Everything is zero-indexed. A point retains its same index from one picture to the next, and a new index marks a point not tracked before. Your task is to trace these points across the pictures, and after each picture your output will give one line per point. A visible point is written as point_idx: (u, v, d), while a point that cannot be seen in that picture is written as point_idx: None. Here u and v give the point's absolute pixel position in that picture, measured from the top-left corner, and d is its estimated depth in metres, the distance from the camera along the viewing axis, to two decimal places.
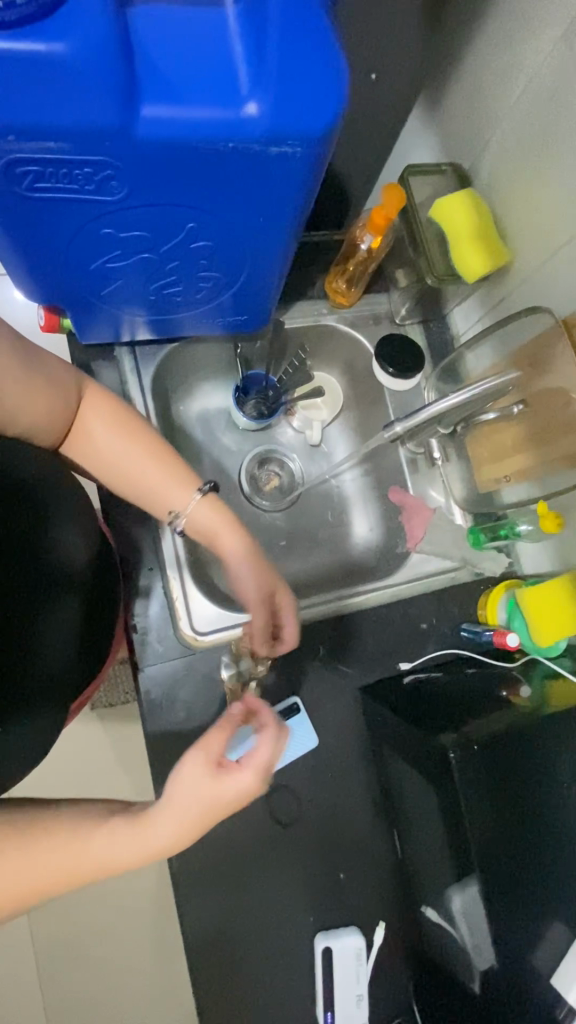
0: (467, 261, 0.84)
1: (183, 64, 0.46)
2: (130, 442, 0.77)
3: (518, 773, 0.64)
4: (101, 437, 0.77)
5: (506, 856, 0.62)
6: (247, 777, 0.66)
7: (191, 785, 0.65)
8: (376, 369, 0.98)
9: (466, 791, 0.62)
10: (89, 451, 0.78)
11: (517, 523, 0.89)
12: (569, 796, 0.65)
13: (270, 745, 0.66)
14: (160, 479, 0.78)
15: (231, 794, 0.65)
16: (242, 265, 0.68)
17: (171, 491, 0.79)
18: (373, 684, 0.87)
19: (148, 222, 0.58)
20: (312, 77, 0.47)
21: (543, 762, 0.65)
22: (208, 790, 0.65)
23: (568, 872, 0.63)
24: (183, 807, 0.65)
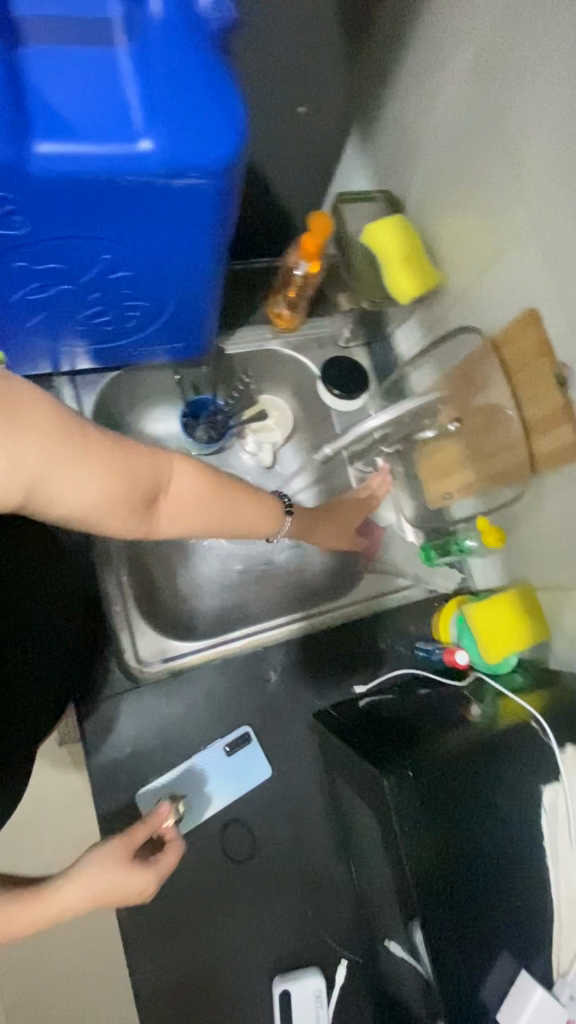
0: (401, 283, 0.85)
1: (75, 101, 0.47)
2: (216, 494, 0.68)
3: (458, 796, 0.62)
4: (183, 490, 0.65)
5: (445, 875, 0.60)
6: (147, 886, 0.69)
7: (104, 870, 0.68)
8: (322, 390, 0.98)
9: (397, 809, 0.61)
10: (171, 515, 0.66)
11: (467, 539, 0.89)
12: (509, 817, 0.63)
13: (173, 854, 0.71)
14: (251, 512, 0.73)
15: (128, 890, 0.68)
16: (169, 294, 0.68)
17: (262, 518, 0.76)
18: (326, 709, 0.85)
19: (62, 254, 0.58)
20: (207, 116, 0.49)
21: (484, 783, 0.63)
22: (114, 881, 0.67)
23: (511, 901, 0.61)
24: (89, 883, 0.66)
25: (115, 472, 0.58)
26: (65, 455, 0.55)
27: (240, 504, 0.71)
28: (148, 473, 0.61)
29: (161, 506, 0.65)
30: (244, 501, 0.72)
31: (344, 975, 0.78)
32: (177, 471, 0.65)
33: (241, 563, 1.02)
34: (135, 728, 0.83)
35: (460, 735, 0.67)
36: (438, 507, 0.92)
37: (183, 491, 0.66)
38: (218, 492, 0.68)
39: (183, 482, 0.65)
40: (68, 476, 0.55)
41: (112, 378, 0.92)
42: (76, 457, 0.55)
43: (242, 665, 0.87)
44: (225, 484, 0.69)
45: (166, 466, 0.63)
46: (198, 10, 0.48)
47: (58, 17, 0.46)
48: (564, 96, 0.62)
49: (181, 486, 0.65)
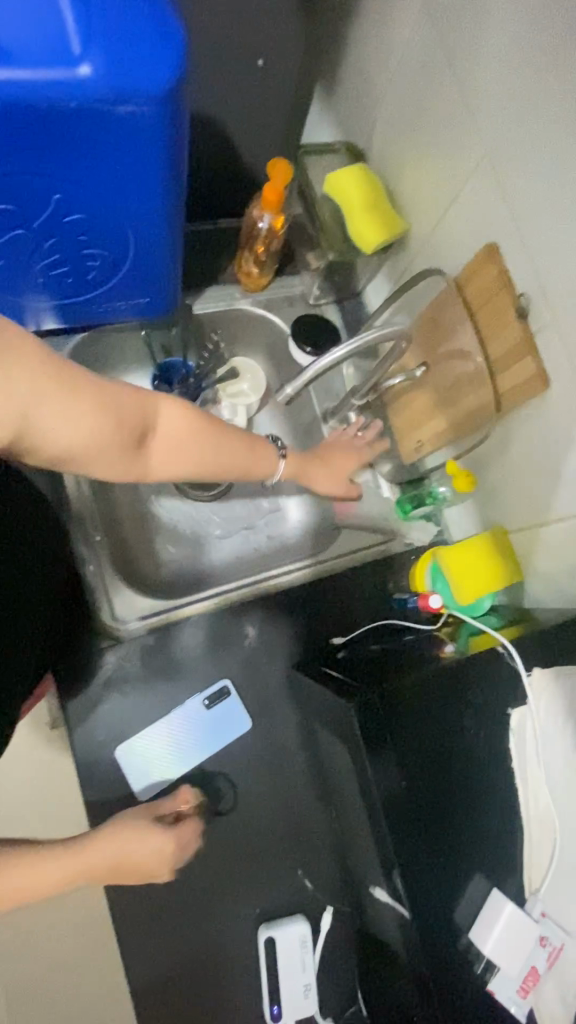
0: (363, 232, 0.85)
1: (11, 24, 0.46)
2: (206, 433, 0.68)
3: (424, 722, 0.63)
4: (173, 424, 0.65)
5: (415, 798, 0.61)
6: (168, 846, 0.73)
7: (130, 832, 0.73)
8: (293, 349, 0.98)
9: (364, 737, 0.62)
10: (165, 455, 0.66)
11: (437, 488, 0.92)
12: (477, 740, 0.64)
13: (192, 824, 0.76)
14: (248, 460, 0.74)
15: (151, 852, 0.72)
16: (128, 241, 0.68)
17: (259, 462, 0.76)
18: (305, 661, 0.85)
19: (12, 194, 0.58)
20: (145, 38, 0.49)
21: (450, 710, 0.64)
22: (134, 842, 0.72)
23: (483, 821, 0.62)
24: (117, 845, 0.72)
25: (105, 411, 0.59)
26: (52, 394, 0.55)
27: (229, 444, 0.71)
28: (137, 412, 0.62)
29: (151, 444, 0.65)
30: (236, 444, 0.72)
31: (329, 921, 0.79)
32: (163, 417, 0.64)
33: (219, 527, 1.02)
34: (113, 686, 0.82)
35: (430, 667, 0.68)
36: (412, 460, 0.92)
37: (172, 429, 0.66)
38: (210, 435, 0.68)
39: (172, 420, 0.65)
40: (59, 411, 0.55)
41: (81, 340, 0.92)
42: (66, 397, 0.56)
43: (219, 623, 0.86)
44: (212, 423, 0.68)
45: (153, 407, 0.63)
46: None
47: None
48: (514, 24, 0.62)
49: (169, 425, 0.65)
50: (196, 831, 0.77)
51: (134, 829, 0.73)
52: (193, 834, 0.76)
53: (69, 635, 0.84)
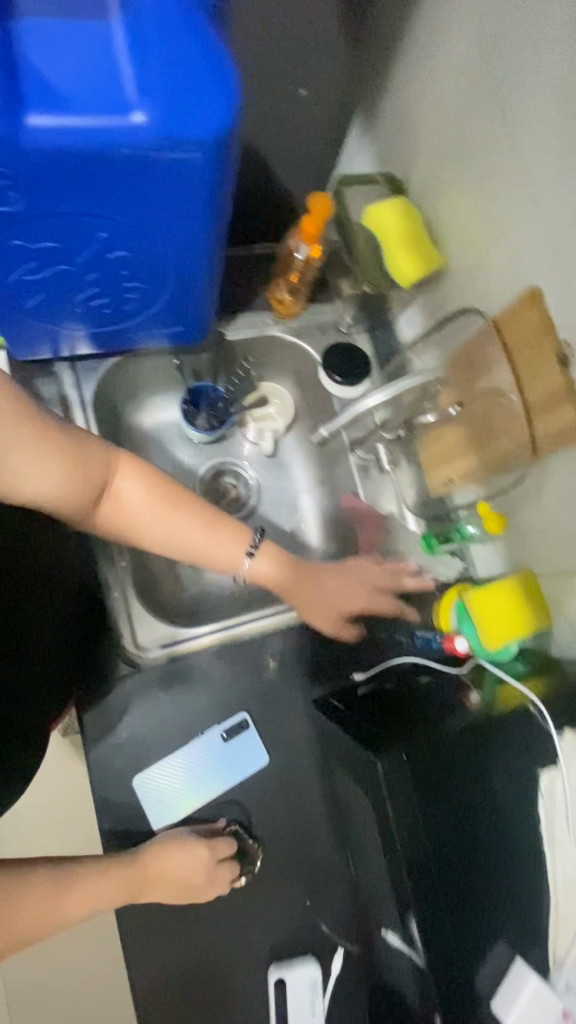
0: (401, 266, 0.84)
1: (68, 71, 0.46)
2: (172, 509, 0.78)
3: (452, 779, 0.62)
4: (130, 496, 0.77)
5: (439, 858, 0.59)
6: (202, 855, 0.76)
7: (166, 850, 0.76)
8: (323, 377, 0.98)
9: (389, 790, 0.60)
10: (121, 516, 0.78)
11: (466, 525, 0.89)
12: (502, 799, 0.63)
13: (226, 841, 0.78)
14: (211, 542, 0.81)
15: (185, 867, 0.75)
16: (167, 276, 0.68)
17: (221, 545, 0.82)
18: (325, 698, 0.84)
19: (58, 232, 0.58)
20: (201, 85, 0.48)
21: (474, 766, 0.63)
22: (172, 861, 0.75)
23: (507, 884, 0.60)
24: (157, 869, 0.75)
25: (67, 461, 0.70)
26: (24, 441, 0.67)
27: (190, 515, 0.79)
28: (97, 468, 0.73)
29: (105, 499, 0.76)
30: (192, 526, 0.80)
31: (340, 963, 0.78)
32: (126, 473, 0.76)
33: None
34: (133, 709, 0.82)
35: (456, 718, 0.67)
36: (440, 495, 0.91)
37: (128, 492, 0.77)
38: (168, 501, 0.78)
39: (129, 486, 0.77)
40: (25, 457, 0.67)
41: (113, 365, 0.93)
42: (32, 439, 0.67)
43: (238, 652, 0.86)
44: (172, 493, 0.79)
45: (115, 461, 0.76)
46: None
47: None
48: (566, 66, 0.61)
49: (129, 494, 0.77)
50: (231, 846, 0.78)
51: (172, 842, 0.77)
52: (230, 846, 0.78)
53: (92, 661, 0.84)
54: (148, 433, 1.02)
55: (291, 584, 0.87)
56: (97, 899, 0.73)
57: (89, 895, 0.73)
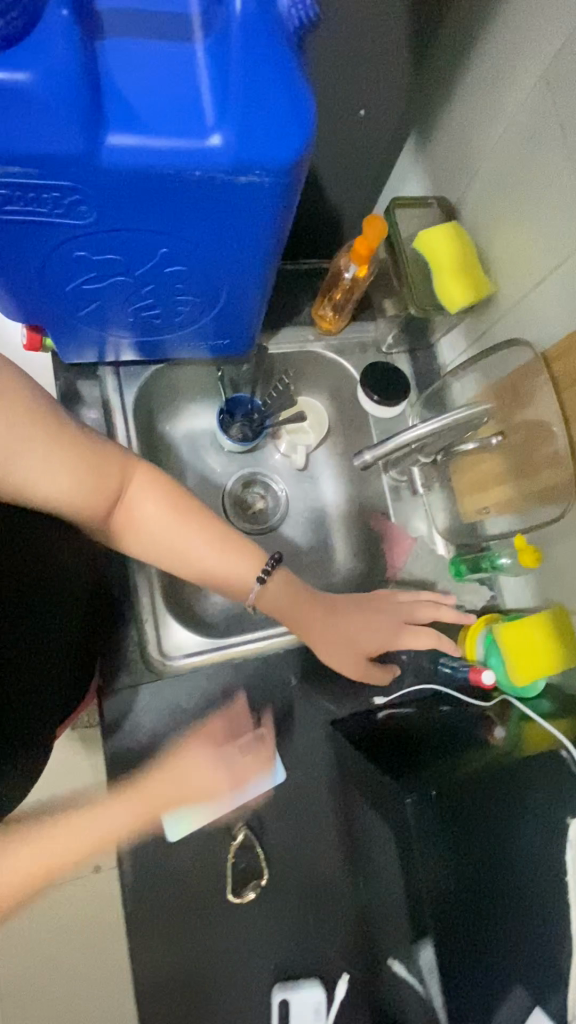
0: (451, 294, 0.84)
1: (149, 95, 0.47)
2: (184, 521, 0.77)
3: (481, 823, 0.62)
4: (147, 510, 0.76)
5: (459, 894, 0.60)
6: (225, 779, 0.76)
7: (197, 770, 0.75)
8: (361, 396, 0.98)
9: (416, 830, 0.61)
10: (134, 527, 0.77)
11: (498, 554, 0.88)
12: (532, 850, 0.62)
13: (250, 765, 0.79)
14: (223, 560, 0.80)
15: (211, 784, 0.75)
16: (220, 291, 0.69)
17: (234, 565, 0.80)
18: (346, 722, 0.83)
19: (121, 245, 0.58)
20: (278, 110, 0.48)
21: (503, 813, 0.62)
22: (200, 775, 0.74)
23: (531, 939, 0.59)
24: (187, 782, 0.74)
25: (87, 468, 0.71)
26: (37, 441, 0.67)
27: (204, 528, 0.78)
28: (114, 479, 0.73)
29: (119, 507, 0.76)
30: (204, 542, 0.78)
31: (344, 990, 0.77)
32: (140, 488, 0.76)
33: None
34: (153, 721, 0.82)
35: (487, 760, 0.67)
36: (471, 521, 0.91)
37: (144, 505, 0.76)
38: (181, 514, 0.77)
39: (146, 500, 0.76)
40: (39, 456, 0.67)
41: (154, 371, 0.94)
42: (45, 440, 0.67)
43: (261, 668, 0.86)
44: (185, 505, 0.78)
45: (132, 472, 0.75)
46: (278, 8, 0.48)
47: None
48: None
49: (143, 508, 0.76)
50: (256, 757, 0.79)
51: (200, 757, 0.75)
52: (252, 776, 0.79)
53: (117, 666, 0.84)
54: (182, 439, 1.03)
55: (302, 616, 0.84)
56: (123, 827, 0.70)
57: (113, 825, 0.70)
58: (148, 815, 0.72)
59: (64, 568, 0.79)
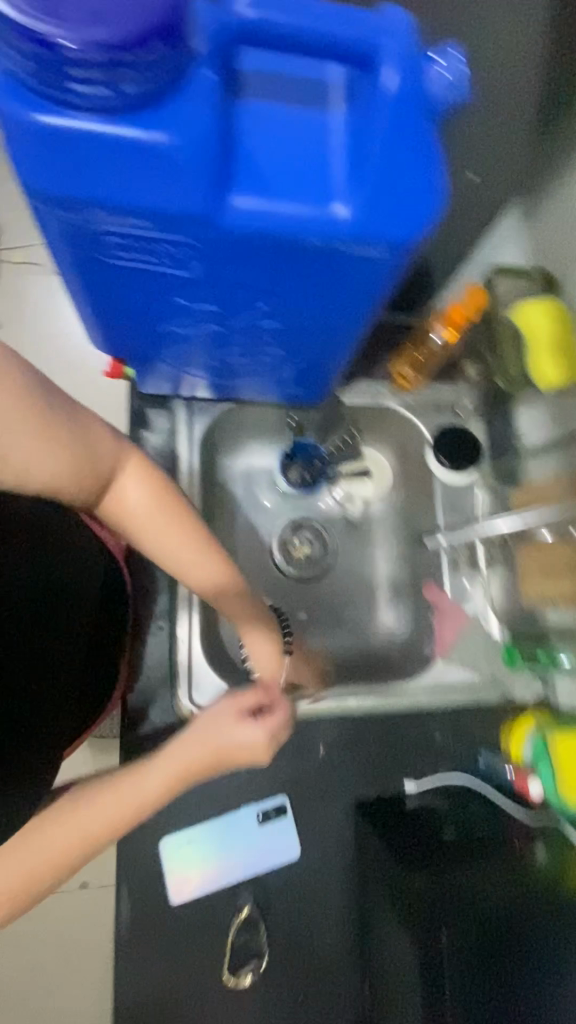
0: (545, 370, 0.81)
1: (281, 161, 0.45)
2: (167, 519, 0.73)
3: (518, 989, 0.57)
4: (131, 497, 0.73)
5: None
6: (258, 736, 0.70)
7: (216, 725, 0.71)
8: (431, 459, 0.95)
9: (452, 978, 0.61)
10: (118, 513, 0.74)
11: (558, 655, 0.80)
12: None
13: (284, 711, 0.72)
14: (195, 564, 0.75)
15: (240, 742, 0.70)
16: (309, 345, 0.67)
17: (205, 568, 0.75)
18: (372, 801, 0.80)
19: (222, 297, 0.57)
20: (408, 184, 0.46)
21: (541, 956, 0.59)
22: (223, 731, 0.70)
23: None
24: (205, 739, 0.70)
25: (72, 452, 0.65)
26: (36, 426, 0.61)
27: (182, 529, 0.74)
28: (106, 461, 0.69)
29: (106, 493, 0.72)
30: (181, 540, 0.74)
31: None
32: (131, 473, 0.72)
33: (305, 614, 1.00)
34: (162, 735, 0.80)
35: (529, 878, 0.66)
36: (532, 608, 0.85)
37: (130, 494, 0.73)
38: (164, 508, 0.74)
39: (133, 486, 0.73)
40: (29, 444, 0.61)
41: (225, 409, 0.94)
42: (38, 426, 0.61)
43: (290, 733, 0.82)
44: (172, 501, 0.74)
45: (125, 457, 0.72)
46: (427, 78, 0.44)
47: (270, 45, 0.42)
48: None
49: (130, 496, 0.73)
50: (286, 717, 0.72)
51: (221, 721, 0.71)
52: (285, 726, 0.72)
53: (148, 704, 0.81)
54: (241, 476, 1.02)
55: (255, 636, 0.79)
56: (132, 808, 0.67)
57: (121, 807, 0.67)
58: (161, 793, 0.68)
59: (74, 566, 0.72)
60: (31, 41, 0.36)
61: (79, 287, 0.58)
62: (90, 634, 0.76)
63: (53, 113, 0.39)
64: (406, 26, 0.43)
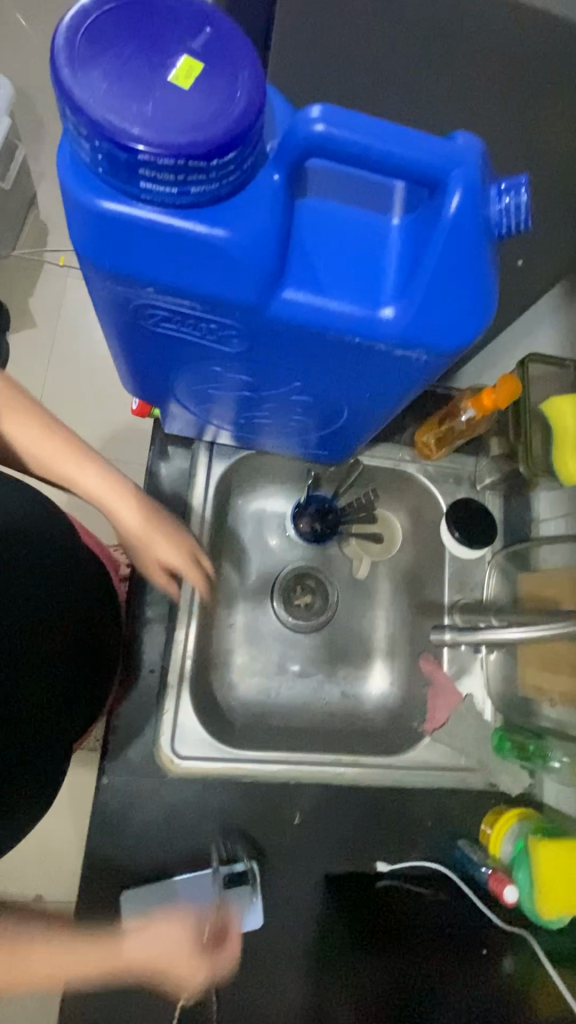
0: (567, 466, 0.80)
1: (333, 261, 0.46)
2: (40, 433, 0.71)
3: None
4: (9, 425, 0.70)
5: None
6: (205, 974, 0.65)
7: (173, 942, 0.63)
8: (443, 528, 0.94)
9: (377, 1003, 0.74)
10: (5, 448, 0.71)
11: (549, 754, 0.80)
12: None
13: (228, 958, 0.68)
14: (59, 458, 0.72)
15: (191, 977, 0.63)
16: (338, 416, 0.67)
17: (66, 460, 0.72)
18: (343, 880, 0.78)
19: (257, 369, 0.58)
20: (458, 298, 0.46)
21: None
22: (178, 951, 0.63)
23: None
24: (160, 949, 0.62)
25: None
26: None
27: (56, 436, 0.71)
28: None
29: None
30: (48, 439, 0.71)
31: None
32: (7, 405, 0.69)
33: (298, 665, 0.98)
34: (136, 783, 0.78)
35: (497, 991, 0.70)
36: (529, 698, 0.84)
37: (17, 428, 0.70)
38: (41, 424, 0.71)
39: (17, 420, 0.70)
40: None
41: (246, 455, 0.95)
42: None
43: (267, 795, 0.80)
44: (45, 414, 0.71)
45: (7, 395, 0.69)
46: (488, 211, 0.44)
47: (337, 162, 0.41)
48: None
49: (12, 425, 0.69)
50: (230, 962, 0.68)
51: (179, 938, 0.63)
52: (228, 959, 0.68)
53: (127, 751, 0.78)
54: (253, 520, 1.02)
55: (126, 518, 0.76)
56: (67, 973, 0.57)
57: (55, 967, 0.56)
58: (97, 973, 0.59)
59: (75, 576, 0.73)
60: (106, 140, 0.36)
61: (117, 343, 0.58)
62: (97, 644, 0.76)
63: (116, 202, 0.39)
64: (477, 157, 0.42)
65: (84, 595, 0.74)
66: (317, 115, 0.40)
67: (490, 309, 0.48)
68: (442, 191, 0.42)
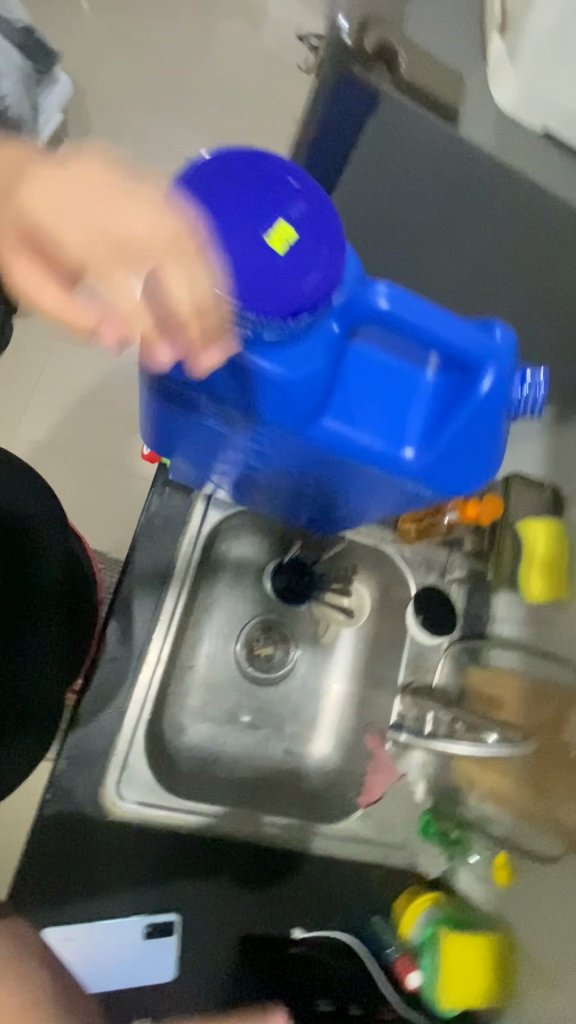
0: (529, 580, 0.88)
1: (368, 400, 0.51)
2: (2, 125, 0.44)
3: None
4: None
5: None
6: None
7: None
8: (408, 610, 1.00)
9: None
10: None
11: (469, 844, 0.87)
12: None
13: None
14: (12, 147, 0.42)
15: None
16: (336, 507, 0.72)
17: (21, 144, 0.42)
18: (259, 940, 0.81)
19: (275, 462, 0.61)
20: (470, 457, 0.52)
21: None
22: None
23: None
24: None
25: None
26: None
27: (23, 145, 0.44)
28: None
29: None
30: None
31: None
32: None
33: (249, 717, 1.01)
34: (78, 821, 0.78)
35: None
36: (458, 787, 0.91)
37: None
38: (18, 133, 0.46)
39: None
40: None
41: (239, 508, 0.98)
42: None
43: (202, 847, 0.83)
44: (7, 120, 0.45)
45: None
46: (510, 393, 0.50)
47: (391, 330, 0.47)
48: None
49: None
50: None
51: None
52: None
53: (72, 788, 0.79)
54: (230, 565, 1.01)
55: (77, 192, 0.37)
56: None
57: None
58: None
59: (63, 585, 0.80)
60: None
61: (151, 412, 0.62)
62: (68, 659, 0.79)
63: None
64: (510, 350, 0.48)
65: (65, 587, 0.80)
66: (382, 292, 0.45)
67: (494, 468, 0.54)
68: (475, 371, 0.48)
